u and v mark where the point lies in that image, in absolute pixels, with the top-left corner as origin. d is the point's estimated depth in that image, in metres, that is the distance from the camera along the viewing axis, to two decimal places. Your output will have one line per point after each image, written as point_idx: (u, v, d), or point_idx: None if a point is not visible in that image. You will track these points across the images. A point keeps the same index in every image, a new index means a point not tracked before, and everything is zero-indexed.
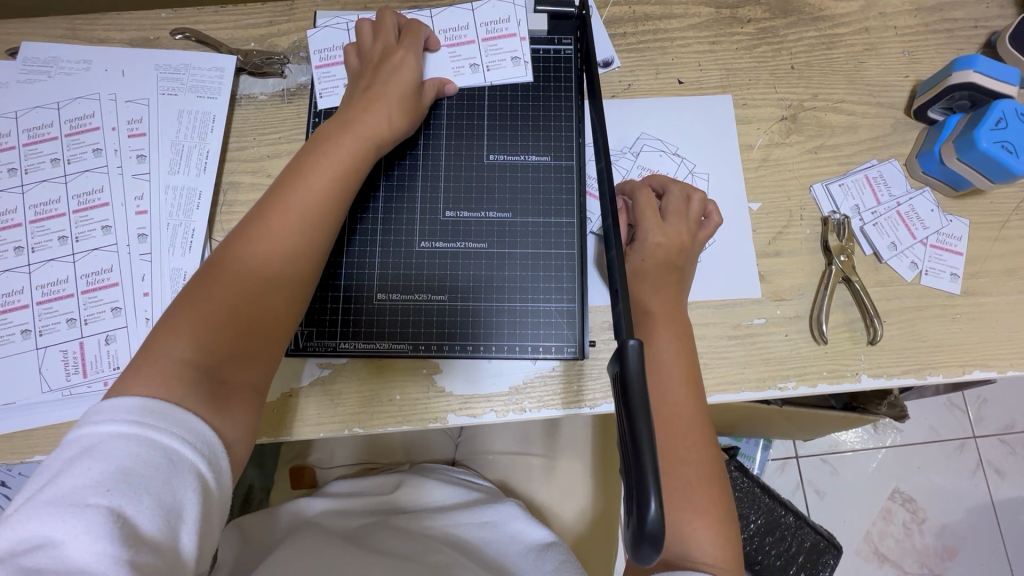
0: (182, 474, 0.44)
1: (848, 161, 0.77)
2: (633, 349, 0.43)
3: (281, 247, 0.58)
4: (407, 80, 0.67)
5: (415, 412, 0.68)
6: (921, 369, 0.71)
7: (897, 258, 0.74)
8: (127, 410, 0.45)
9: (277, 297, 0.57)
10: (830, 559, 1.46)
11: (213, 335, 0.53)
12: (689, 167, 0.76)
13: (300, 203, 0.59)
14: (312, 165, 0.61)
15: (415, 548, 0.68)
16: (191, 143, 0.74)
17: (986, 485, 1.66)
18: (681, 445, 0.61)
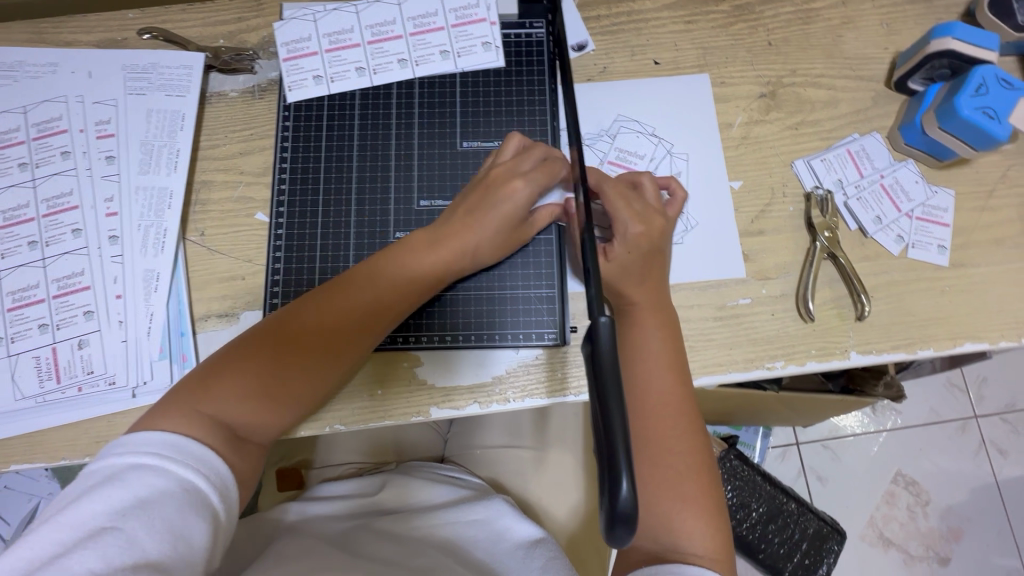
0: (194, 505, 0.46)
1: (829, 136, 0.76)
2: (605, 325, 0.41)
3: (342, 345, 0.58)
4: (522, 208, 0.63)
5: (396, 406, 0.67)
6: (911, 344, 0.70)
7: (883, 232, 0.72)
8: (153, 442, 0.49)
9: (317, 387, 0.58)
10: (835, 545, 1.45)
11: (251, 404, 0.54)
12: (666, 147, 0.75)
13: (369, 302, 0.59)
14: (394, 265, 0.61)
15: (401, 552, 0.66)
16: (160, 142, 0.73)
17: (989, 464, 1.64)
18: (667, 434, 0.60)
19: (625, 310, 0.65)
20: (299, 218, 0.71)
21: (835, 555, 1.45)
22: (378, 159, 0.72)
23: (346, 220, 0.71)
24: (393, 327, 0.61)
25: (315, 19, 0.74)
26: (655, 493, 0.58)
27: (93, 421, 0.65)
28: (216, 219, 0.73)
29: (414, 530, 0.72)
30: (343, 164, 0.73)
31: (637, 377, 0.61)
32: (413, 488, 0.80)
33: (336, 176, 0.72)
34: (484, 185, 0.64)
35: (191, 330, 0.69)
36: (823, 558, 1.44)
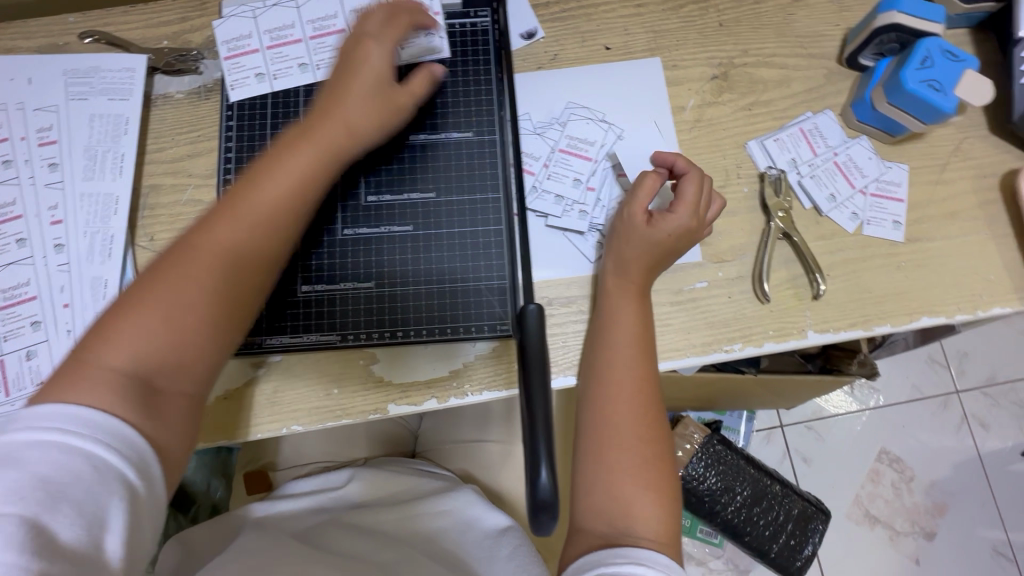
0: (107, 484, 0.44)
1: (782, 116, 0.76)
2: (532, 313, 0.43)
3: (233, 252, 0.55)
4: (383, 70, 0.63)
5: (354, 405, 0.67)
6: (868, 321, 0.70)
7: (837, 210, 0.72)
8: (51, 417, 0.45)
9: (218, 307, 0.54)
10: (820, 524, 1.46)
11: (153, 346, 0.50)
12: (617, 133, 0.74)
13: (252, 204, 0.56)
14: (271, 167, 0.58)
15: (367, 546, 0.66)
16: (104, 147, 0.72)
17: (971, 438, 1.66)
18: (631, 419, 0.59)
19: (605, 293, 0.66)
20: None
21: (819, 535, 1.46)
22: None
23: None
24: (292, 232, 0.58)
25: (256, 17, 0.74)
26: (616, 477, 0.58)
27: None
28: (165, 224, 0.72)
29: (381, 523, 0.72)
30: None
31: (605, 361, 0.62)
32: (383, 480, 0.79)
33: None
34: (343, 83, 0.62)
35: None
36: (807, 538, 1.46)
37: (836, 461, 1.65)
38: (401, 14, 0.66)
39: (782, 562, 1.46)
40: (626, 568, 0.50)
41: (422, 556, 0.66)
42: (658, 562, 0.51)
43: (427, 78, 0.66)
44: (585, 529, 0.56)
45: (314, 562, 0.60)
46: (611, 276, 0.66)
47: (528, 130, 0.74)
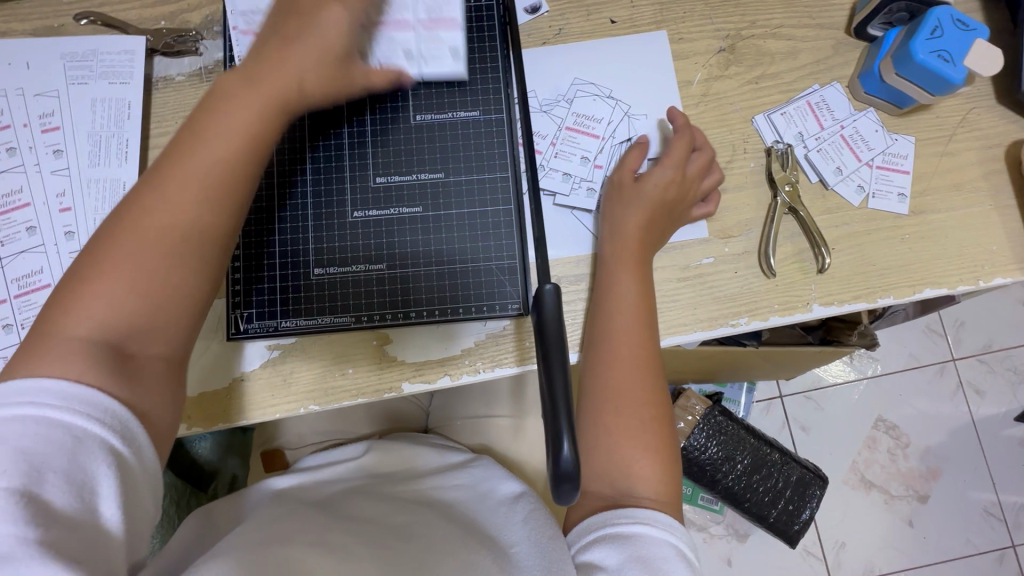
0: (94, 454, 0.44)
1: (789, 88, 0.75)
2: (549, 293, 0.43)
3: (179, 217, 0.51)
4: (333, 39, 0.56)
5: (369, 384, 0.68)
6: (872, 293, 0.71)
7: (843, 183, 0.72)
8: (25, 394, 0.44)
9: (180, 270, 0.51)
10: (818, 489, 1.50)
11: (113, 316, 0.49)
12: (624, 110, 0.74)
13: (201, 163, 0.51)
14: (212, 133, 0.52)
15: (385, 510, 0.68)
16: (108, 132, 0.71)
17: (965, 403, 1.69)
18: (631, 387, 0.61)
19: (606, 263, 0.66)
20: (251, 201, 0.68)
21: (817, 500, 1.51)
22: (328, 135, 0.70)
23: (301, 200, 0.68)
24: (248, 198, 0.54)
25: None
26: (617, 441, 0.59)
27: None
28: None
29: (398, 490, 0.73)
30: (294, 143, 0.69)
31: (612, 336, 0.62)
32: (398, 454, 0.81)
33: (286, 158, 0.69)
34: (289, 33, 0.56)
35: None
36: (804, 504, 1.50)
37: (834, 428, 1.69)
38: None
39: (781, 526, 1.51)
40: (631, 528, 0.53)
41: (438, 517, 0.68)
42: (660, 521, 0.54)
43: (388, 77, 0.59)
44: (589, 492, 0.59)
45: (334, 526, 0.62)
46: (609, 254, 0.66)
47: (536, 108, 0.74)
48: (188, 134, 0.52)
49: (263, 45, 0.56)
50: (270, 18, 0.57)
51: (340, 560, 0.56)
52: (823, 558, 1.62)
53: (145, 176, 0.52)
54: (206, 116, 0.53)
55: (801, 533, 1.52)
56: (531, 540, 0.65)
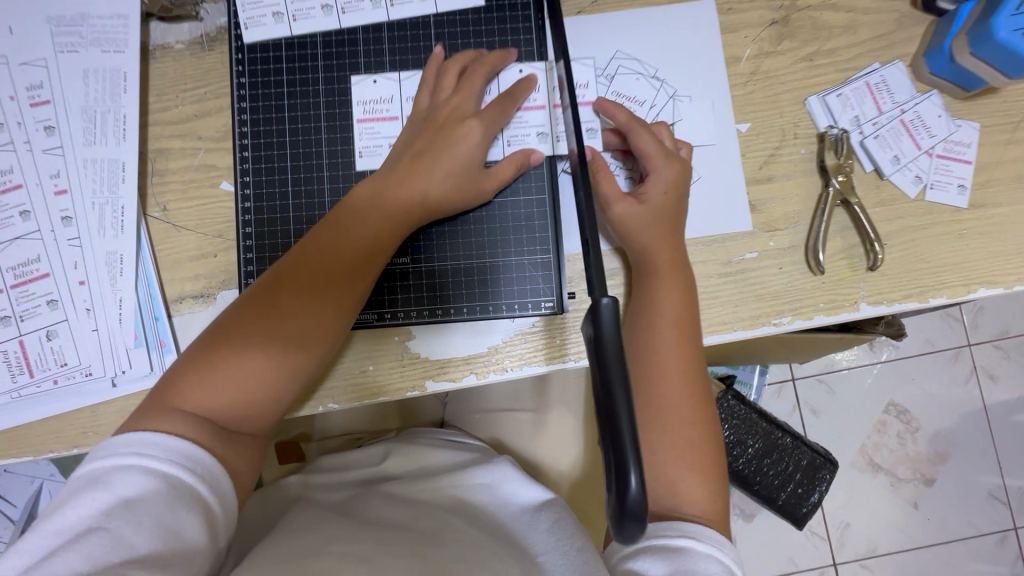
0: (177, 495, 0.47)
1: (846, 67, 0.69)
2: (606, 307, 0.38)
3: (297, 328, 0.55)
4: (463, 159, 0.61)
5: (391, 381, 0.65)
6: (924, 292, 0.67)
7: (900, 173, 0.67)
8: (129, 444, 0.48)
9: (303, 347, 0.55)
10: (827, 473, 1.49)
11: (223, 394, 0.53)
12: (669, 92, 0.68)
13: (334, 246, 0.57)
14: (345, 255, 0.57)
15: (410, 513, 0.65)
16: (103, 107, 0.65)
17: (979, 389, 1.68)
18: (676, 403, 0.58)
19: (645, 272, 0.62)
20: (266, 180, 0.67)
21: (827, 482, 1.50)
22: (346, 113, 0.68)
23: (317, 185, 0.67)
24: (358, 289, 0.58)
25: (401, 76, 0.68)
26: (661, 459, 0.57)
27: (76, 414, 0.63)
28: (178, 192, 0.67)
29: (421, 493, 0.70)
30: (309, 125, 0.68)
31: (652, 341, 0.59)
32: (418, 454, 0.77)
33: (303, 139, 0.68)
34: (431, 139, 0.62)
35: (166, 314, 0.65)
36: (813, 487, 1.50)
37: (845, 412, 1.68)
38: (501, 98, 0.64)
39: (789, 508, 1.50)
40: (675, 540, 0.52)
41: (466, 524, 0.65)
42: (711, 536, 0.53)
43: (519, 163, 0.63)
44: None
45: (363, 536, 0.59)
46: (642, 259, 0.62)
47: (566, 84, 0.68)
48: (329, 229, 0.58)
49: (406, 151, 0.62)
50: (405, 140, 0.63)
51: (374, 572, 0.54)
52: (826, 538, 1.65)
53: (287, 258, 0.58)
54: (343, 223, 0.58)
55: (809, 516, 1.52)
56: (561, 552, 0.62)
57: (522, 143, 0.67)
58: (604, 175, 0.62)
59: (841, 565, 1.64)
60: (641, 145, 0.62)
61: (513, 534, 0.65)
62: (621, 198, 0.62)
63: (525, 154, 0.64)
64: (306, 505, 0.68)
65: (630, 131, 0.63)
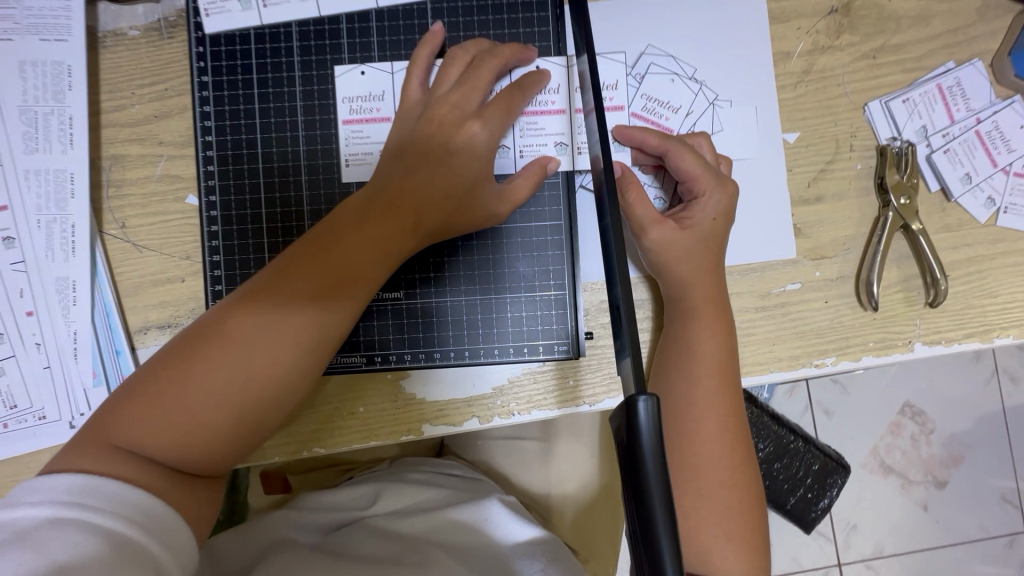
0: (124, 556, 0.39)
1: (915, 65, 0.59)
2: (646, 407, 0.30)
3: (255, 364, 0.46)
4: (460, 169, 0.52)
5: (384, 425, 0.57)
6: (987, 331, 0.58)
7: (970, 194, 0.59)
8: (67, 489, 0.41)
9: (259, 387, 0.46)
10: (841, 480, 1.08)
11: (168, 440, 0.44)
12: (708, 96, 0.59)
13: (304, 265, 0.48)
14: (318, 282, 0.48)
15: (396, 551, 0.57)
16: (45, 107, 0.56)
17: (999, 393, 1.19)
18: (714, 463, 0.51)
19: (681, 311, 0.54)
20: (235, 198, 0.58)
21: (839, 489, 1.09)
22: (327, 117, 0.59)
23: (294, 201, 0.58)
24: (329, 319, 0.48)
25: (394, 67, 0.59)
26: (696, 529, 0.49)
27: (27, 462, 0.56)
28: (139, 207, 0.58)
29: (410, 529, 0.61)
30: (285, 134, 0.59)
31: (684, 393, 0.52)
32: (411, 491, 0.67)
33: (277, 150, 0.59)
34: (425, 146, 0.52)
35: (128, 347, 0.57)
36: (823, 492, 1.09)
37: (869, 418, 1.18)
38: (510, 90, 0.54)
39: (794, 514, 1.09)
40: None
41: (460, 566, 0.56)
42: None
43: (535, 178, 0.55)
44: None
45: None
46: (676, 296, 0.54)
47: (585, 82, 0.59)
48: (303, 247, 0.49)
49: (396, 159, 0.52)
50: (398, 142, 0.54)
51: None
52: (832, 538, 1.16)
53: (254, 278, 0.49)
54: (319, 242, 0.49)
55: (817, 519, 1.11)
56: None
57: (537, 153, 0.58)
58: (637, 194, 0.53)
59: (844, 567, 1.16)
60: (680, 166, 0.54)
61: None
62: (655, 225, 0.53)
63: (542, 164, 0.56)
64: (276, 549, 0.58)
65: (665, 152, 0.55)
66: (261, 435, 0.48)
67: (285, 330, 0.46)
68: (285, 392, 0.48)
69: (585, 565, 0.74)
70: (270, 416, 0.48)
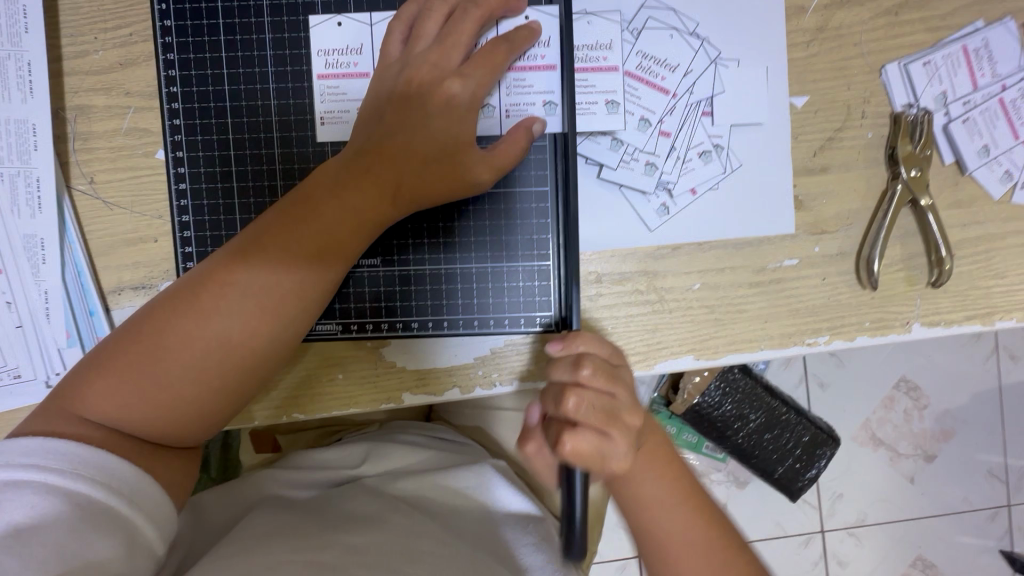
0: (86, 519, 0.39)
1: (941, 24, 0.55)
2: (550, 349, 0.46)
3: (232, 335, 0.45)
4: (440, 134, 0.50)
5: (363, 393, 0.56)
6: (990, 314, 0.56)
7: (987, 168, 0.55)
8: (26, 453, 0.40)
9: (236, 358, 0.45)
10: (829, 450, 1.04)
11: (146, 411, 0.44)
12: (711, 54, 0.55)
13: (280, 235, 0.46)
14: (296, 255, 0.46)
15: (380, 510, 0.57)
16: (2, 52, 0.53)
17: (997, 371, 1.18)
18: (666, 508, 0.49)
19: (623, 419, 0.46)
20: (204, 154, 0.55)
21: (827, 461, 1.05)
22: (299, 67, 0.55)
23: (266, 159, 0.55)
24: (309, 290, 0.47)
25: (372, 17, 0.55)
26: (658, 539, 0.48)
27: (6, 421, 0.55)
28: (106, 161, 0.55)
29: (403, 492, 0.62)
30: (254, 87, 0.55)
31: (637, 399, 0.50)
32: (401, 452, 0.67)
33: (247, 104, 0.55)
34: (404, 110, 0.50)
35: (102, 308, 0.56)
36: (810, 462, 1.05)
37: (863, 391, 1.17)
38: (495, 46, 0.51)
39: (784, 483, 1.07)
40: None
41: (449, 535, 0.57)
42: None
43: (521, 143, 0.51)
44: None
45: (329, 543, 0.52)
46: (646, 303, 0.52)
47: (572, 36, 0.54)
48: (279, 216, 0.47)
49: (373, 123, 0.50)
50: (375, 102, 0.51)
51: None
52: (817, 509, 1.17)
53: (227, 246, 0.47)
54: (295, 211, 0.47)
55: (803, 489, 1.08)
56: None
57: (524, 113, 0.54)
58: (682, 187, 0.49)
59: (828, 535, 1.18)
60: None
61: (498, 546, 0.58)
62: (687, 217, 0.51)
63: (528, 128, 0.52)
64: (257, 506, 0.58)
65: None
66: (239, 406, 0.47)
67: (262, 301, 0.45)
68: (265, 364, 0.47)
69: None
70: (249, 388, 0.47)
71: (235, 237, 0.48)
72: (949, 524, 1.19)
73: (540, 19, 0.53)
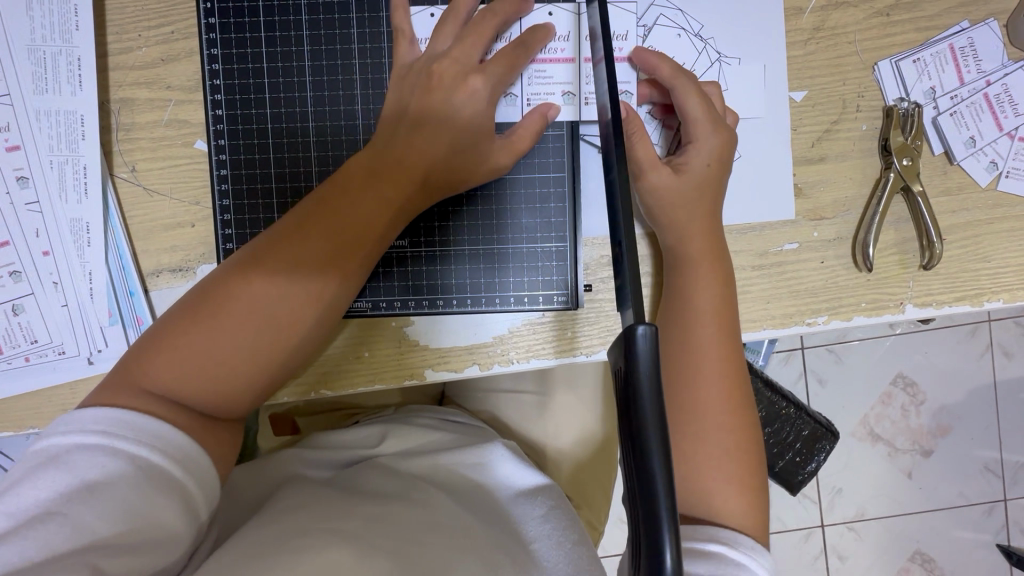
0: (145, 480, 0.42)
1: (929, 24, 0.59)
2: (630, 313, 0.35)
3: (280, 314, 0.48)
4: (462, 126, 0.52)
5: (388, 369, 0.59)
6: (978, 295, 0.59)
7: (973, 158, 0.59)
8: (95, 419, 0.43)
9: (282, 336, 0.48)
10: (828, 445, 1.06)
11: (200, 386, 0.46)
12: (714, 54, 0.59)
13: (321, 222, 0.49)
14: (334, 242, 0.49)
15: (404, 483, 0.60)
16: (54, 48, 0.57)
17: (991, 366, 1.21)
18: (715, 406, 0.52)
19: (678, 263, 0.55)
20: (244, 142, 0.59)
21: (826, 455, 1.08)
22: (334, 62, 0.59)
23: (302, 146, 0.59)
24: (350, 272, 0.50)
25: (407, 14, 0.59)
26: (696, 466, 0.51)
27: (48, 396, 0.58)
28: (148, 150, 0.59)
29: (416, 471, 0.64)
30: (292, 79, 0.59)
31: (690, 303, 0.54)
32: (416, 434, 0.70)
33: (285, 96, 0.59)
34: (428, 102, 0.52)
35: (142, 289, 0.59)
36: (811, 456, 1.08)
37: (862, 384, 1.20)
38: (512, 49, 0.54)
39: (782, 477, 1.09)
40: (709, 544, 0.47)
41: (460, 509, 0.58)
42: (701, 532, 0.48)
43: (538, 128, 0.55)
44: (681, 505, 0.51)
45: (350, 514, 0.54)
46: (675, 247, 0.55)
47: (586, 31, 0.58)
48: (319, 205, 0.50)
49: (400, 118, 0.53)
50: (398, 98, 0.54)
51: (361, 560, 0.47)
52: (816, 500, 1.20)
53: (268, 233, 0.50)
54: (331, 199, 0.50)
55: (804, 482, 1.11)
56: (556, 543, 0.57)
57: (542, 102, 0.58)
58: (640, 137, 0.54)
59: (827, 527, 1.21)
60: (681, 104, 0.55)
61: (507, 521, 0.59)
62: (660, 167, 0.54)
63: (543, 113, 0.56)
64: (286, 482, 0.61)
65: (673, 88, 0.55)
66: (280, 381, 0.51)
67: (306, 283, 0.48)
68: (307, 341, 0.50)
69: (579, 510, 0.78)
70: (289, 362, 0.50)
71: (276, 224, 0.50)
72: (945, 515, 1.22)
73: (559, 16, 0.58)
